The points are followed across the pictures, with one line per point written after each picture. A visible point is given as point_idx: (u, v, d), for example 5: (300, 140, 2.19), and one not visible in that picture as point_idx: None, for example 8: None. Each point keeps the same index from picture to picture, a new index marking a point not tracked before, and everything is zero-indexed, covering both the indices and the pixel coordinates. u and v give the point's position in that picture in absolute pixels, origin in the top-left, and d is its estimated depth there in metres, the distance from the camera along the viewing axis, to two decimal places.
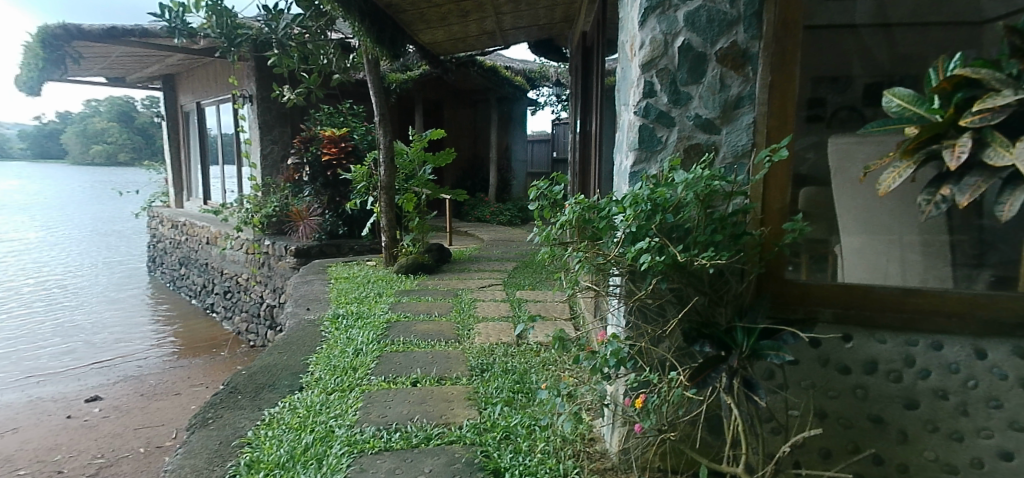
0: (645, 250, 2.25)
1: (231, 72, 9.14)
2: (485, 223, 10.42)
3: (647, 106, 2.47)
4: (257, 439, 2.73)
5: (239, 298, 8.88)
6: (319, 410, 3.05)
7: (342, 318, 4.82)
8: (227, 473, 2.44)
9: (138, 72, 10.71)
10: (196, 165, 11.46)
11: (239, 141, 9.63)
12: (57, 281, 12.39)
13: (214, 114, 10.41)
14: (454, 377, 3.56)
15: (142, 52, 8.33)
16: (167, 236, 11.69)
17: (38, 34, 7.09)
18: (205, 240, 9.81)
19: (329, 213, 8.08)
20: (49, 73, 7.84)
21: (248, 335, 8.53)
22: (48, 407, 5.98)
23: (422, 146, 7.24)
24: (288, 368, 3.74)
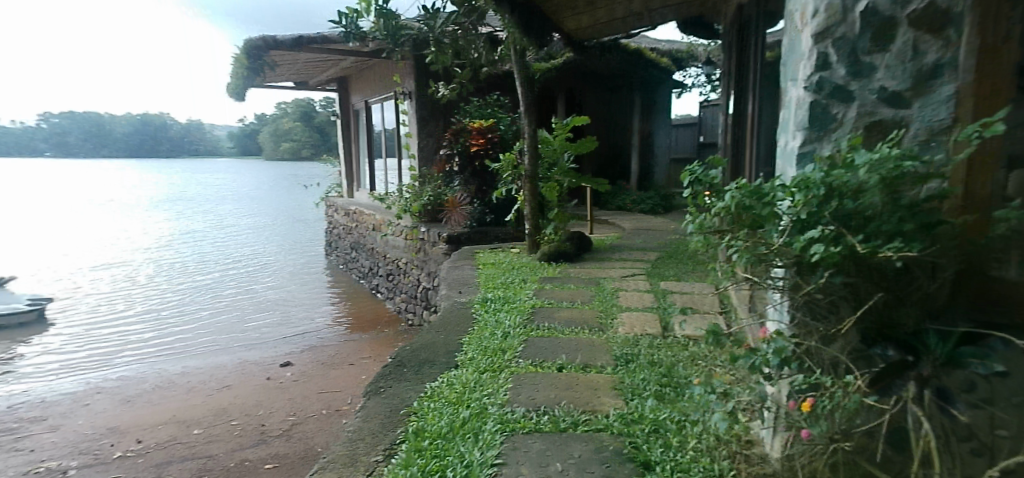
0: (817, 239, 2.04)
1: (393, 72, 9.91)
2: (626, 211, 10.21)
3: (820, 79, 2.23)
4: (421, 409, 2.97)
5: (398, 281, 9.66)
6: (473, 388, 3.23)
7: (491, 301, 5.04)
8: (399, 438, 2.68)
9: (317, 76, 12.07)
10: (363, 158, 12.66)
11: (400, 135, 10.44)
12: (255, 262, 14.47)
13: (379, 111, 11.39)
14: (599, 365, 3.56)
15: (322, 57, 9.34)
16: (340, 223, 13.10)
17: (244, 47, 8.20)
18: (372, 227, 10.82)
19: (476, 202, 8.43)
20: (251, 81, 9.03)
21: (406, 314, 9.26)
22: (252, 368, 7.04)
23: (564, 135, 7.30)
24: (444, 346, 4.01)
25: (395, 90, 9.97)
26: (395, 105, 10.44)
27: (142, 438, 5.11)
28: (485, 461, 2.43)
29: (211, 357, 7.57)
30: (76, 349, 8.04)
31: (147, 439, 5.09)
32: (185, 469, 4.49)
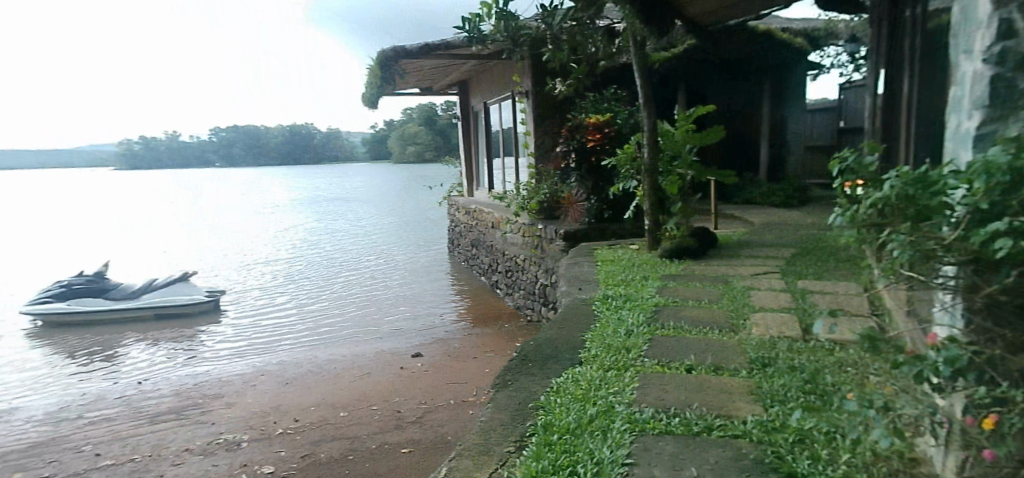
0: (1001, 233, 1.73)
1: (512, 72, 10.12)
2: (755, 205, 9.59)
3: (1007, 51, 1.81)
4: (548, 404, 3.01)
5: (517, 277, 9.83)
6: (598, 385, 3.20)
7: (612, 299, 4.96)
8: (528, 431, 2.74)
9: (440, 81, 12.65)
10: (483, 158, 13.07)
11: (517, 134, 10.63)
12: (386, 260, 15.49)
13: (498, 111, 11.70)
14: (732, 368, 3.37)
15: (445, 62, 9.78)
16: (462, 221, 13.63)
17: (378, 57, 8.83)
18: (491, 225, 11.14)
19: (593, 198, 8.29)
20: (383, 89, 9.70)
21: (525, 310, 9.40)
22: (386, 358, 7.56)
23: (686, 126, 6.97)
24: (567, 343, 4.01)
25: (513, 90, 10.17)
26: (513, 105, 10.66)
27: (297, 417, 5.68)
28: (616, 459, 2.40)
29: (351, 347, 8.23)
30: (242, 335, 9.14)
31: (302, 418, 5.65)
32: (334, 448, 4.92)
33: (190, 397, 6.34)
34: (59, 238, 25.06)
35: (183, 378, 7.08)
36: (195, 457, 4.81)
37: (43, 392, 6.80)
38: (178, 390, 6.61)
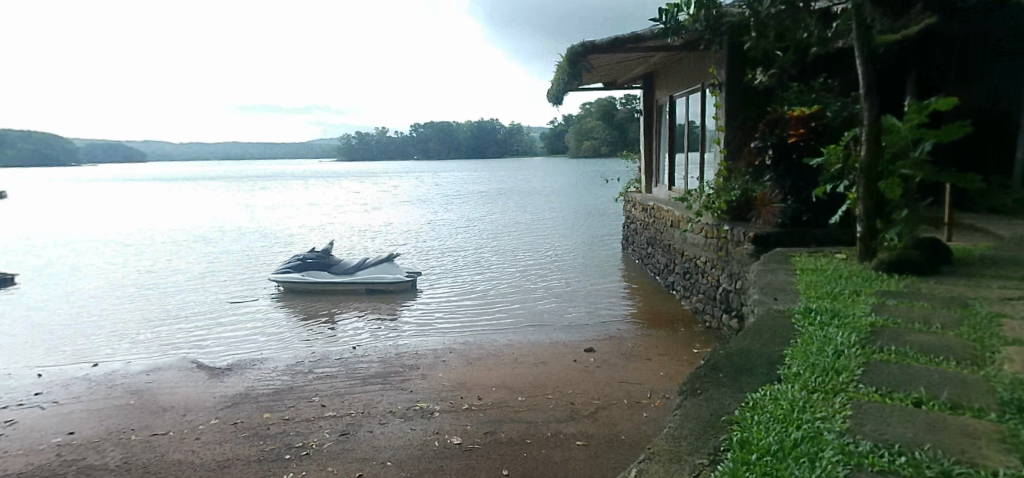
0: None
1: (705, 63, 9.60)
2: (1006, 216, 7.90)
3: None
4: (744, 420, 2.81)
5: (697, 280, 9.34)
6: (802, 408, 2.91)
7: (816, 313, 4.45)
8: (723, 446, 2.59)
9: (626, 75, 12.48)
10: (666, 153, 12.62)
11: (707, 129, 10.08)
12: (560, 253, 15.83)
13: (685, 105, 11.22)
14: (976, 409, 2.83)
15: (634, 56, 9.63)
16: (639, 218, 13.34)
17: (568, 54, 9.01)
18: (670, 223, 10.74)
19: (791, 199, 7.52)
20: (570, 85, 9.89)
21: (703, 315, 8.90)
22: (561, 350, 7.74)
23: (917, 119, 5.97)
24: (764, 357, 3.71)
25: (706, 83, 9.67)
26: (704, 98, 10.12)
27: (480, 395, 6.09)
28: None
29: (528, 335, 8.58)
30: (432, 315, 10.04)
31: (484, 397, 6.04)
32: (512, 429, 5.18)
33: (392, 366, 7.16)
34: (292, 219, 29.89)
35: (386, 348, 8.01)
36: (397, 419, 5.42)
37: (284, 347, 8.20)
38: (382, 358, 7.50)
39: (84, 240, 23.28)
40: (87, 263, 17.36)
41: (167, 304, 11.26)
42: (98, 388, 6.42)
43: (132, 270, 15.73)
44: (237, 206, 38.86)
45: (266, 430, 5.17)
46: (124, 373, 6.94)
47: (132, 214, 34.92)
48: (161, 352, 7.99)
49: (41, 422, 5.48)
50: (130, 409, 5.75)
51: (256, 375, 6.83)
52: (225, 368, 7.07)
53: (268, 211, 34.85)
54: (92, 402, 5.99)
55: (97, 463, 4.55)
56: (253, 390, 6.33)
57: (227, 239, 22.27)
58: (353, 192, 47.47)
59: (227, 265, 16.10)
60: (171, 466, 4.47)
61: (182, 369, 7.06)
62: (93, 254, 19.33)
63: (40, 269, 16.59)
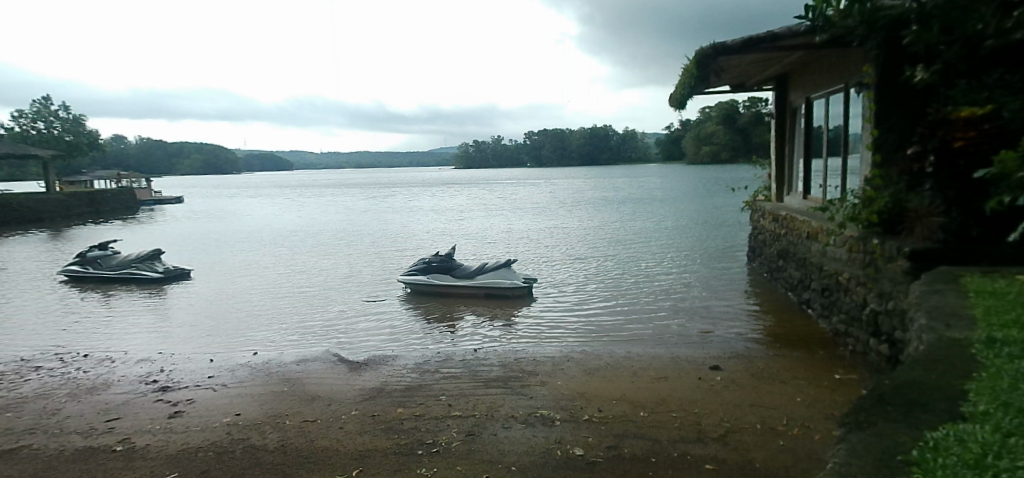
0: None
1: (851, 61, 8.80)
2: None
3: None
4: (927, 463, 2.49)
5: (838, 298, 8.54)
6: (997, 452, 2.48)
7: (1002, 345, 3.83)
8: None
9: (755, 78, 11.81)
10: (801, 159, 11.75)
11: (851, 133, 9.23)
12: (680, 265, 15.23)
13: (825, 107, 10.37)
14: None
15: (768, 55, 9.09)
16: (768, 229, 12.48)
17: (697, 56, 8.69)
18: (806, 235, 9.94)
19: (956, 212, 6.64)
20: (696, 90, 9.54)
21: (845, 338, 8.10)
22: (684, 365, 7.43)
23: None
24: (941, 391, 3.28)
25: (853, 84, 8.89)
26: (848, 99, 9.29)
27: (602, 408, 5.98)
28: None
29: (649, 347, 8.33)
30: (551, 322, 10.10)
31: (606, 409, 5.93)
32: (637, 445, 5.03)
33: (513, 370, 7.28)
34: (415, 224, 31.56)
35: (507, 352, 8.17)
36: (520, 424, 5.48)
37: (413, 346, 8.65)
38: (503, 362, 7.65)
39: (242, 241, 26.24)
40: (245, 262, 19.53)
41: (310, 301, 12.35)
42: (257, 374, 7.17)
43: (281, 269, 17.44)
44: (367, 212, 41.81)
45: (399, 424, 5.45)
46: (279, 362, 7.69)
47: (281, 218, 38.70)
48: (307, 345, 8.74)
49: (214, 401, 6.20)
50: (284, 395, 6.35)
51: (390, 371, 7.26)
52: (362, 363, 7.58)
53: (394, 217, 37.19)
54: (253, 387, 6.68)
55: (259, 444, 5.05)
56: (387, 385, 6.73)
57: (359, 243, 24.01)
58: (472, 199, 49.12)
59: (361, 266, 17.35)
60: (320, 452, 4.85)
61: (326, 361, 7.68)
62: (250, 253, 21.71)
63: (208, 265, 18.92)
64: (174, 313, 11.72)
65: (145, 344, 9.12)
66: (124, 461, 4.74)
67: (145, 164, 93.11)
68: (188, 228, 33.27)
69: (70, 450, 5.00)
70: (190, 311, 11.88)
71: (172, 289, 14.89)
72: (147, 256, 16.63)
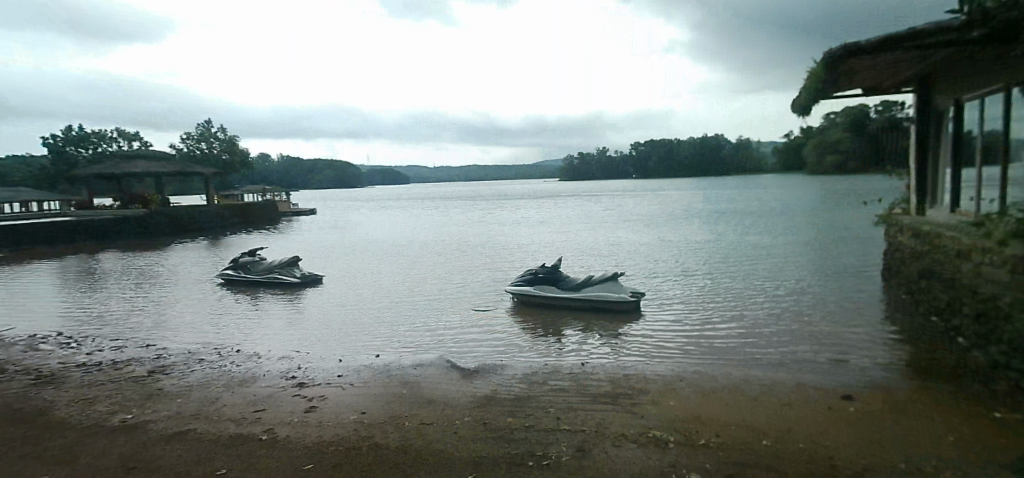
0: None
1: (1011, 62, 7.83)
2: None
3: None
4: None
5: (996, 327, 7.54)
6: None
7: None
8: None
9: (892, 81, 10.83)
10: (948, 169, 10.59)
11: (1010, 139, 8.19)
12: (803, 284, 14.17)
13: (978, 110, 9.31)
14: None
15: (909, 55, 8.32)
16: (907, 246, 11.32)
17: (824, 58, 8.10)
18: (954, 254, 8.91)
19: None
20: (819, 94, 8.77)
21: (1006, 372, 7.13)
22: (810, 393, 6.90)
23: None
24: None
25: (1014, 84, 7.88)
26: (1006, 101, 8.29)
27: (718, 432, 5.71)
28: None
29: (769, 371, 7.85)
30: (660, 338, 9.82)
31: (723, 435, 5.65)
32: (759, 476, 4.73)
33: (622, 386, 7.16)
34: (520, 236, 32.10)
35: (615, 367, 8.05)
36: (631, 443, 5.37)
37: (521, 356, 8.79)
38: (611, 377, 7.55)
39: (363, 250, 28.16)
40: (367, 269, 20.93)
41: (425, 309, 12.97)
42: (378, 375, 7.64)
43: (398, 277, 18.47)
44: (474, 223, 43.18)
45: (511, 434, 5.55)
46: (397, 365, 8.15)
47: (397, 229, 41.06)
48: (422, 350, 9.17)
49: (342, 399, 6.69)
50: (403, 398, 6.71)
51: (499, 380, 7.43)
52: (473, 371, 7.82)
53: (500, 228, 38.05)
54: (376, 387, 7.14)
55: (383, 443, 5.38)
56: (497, 393, 6.89)
57: (468, 253, 24.85)
58: (578, 211, 49.07)
59: (471, 276, 17.95)
60: (438, 455, 5.06)
61: (440, 367, 8.02)
62: (370, 262, 23.24)
63: (334, 272, 20.51)
64: (306, 316, 12.81)
65: (282, 343, 10.06)
66: (268, 450, 5.25)
67: (279, 178, 102.65)
68: (315, 237, 36.22)
69: (225, 435, 5.63)
70: (319, 315, 12.93)
71: (304, 293, 16.30)
72: (287, 262, 18.22)
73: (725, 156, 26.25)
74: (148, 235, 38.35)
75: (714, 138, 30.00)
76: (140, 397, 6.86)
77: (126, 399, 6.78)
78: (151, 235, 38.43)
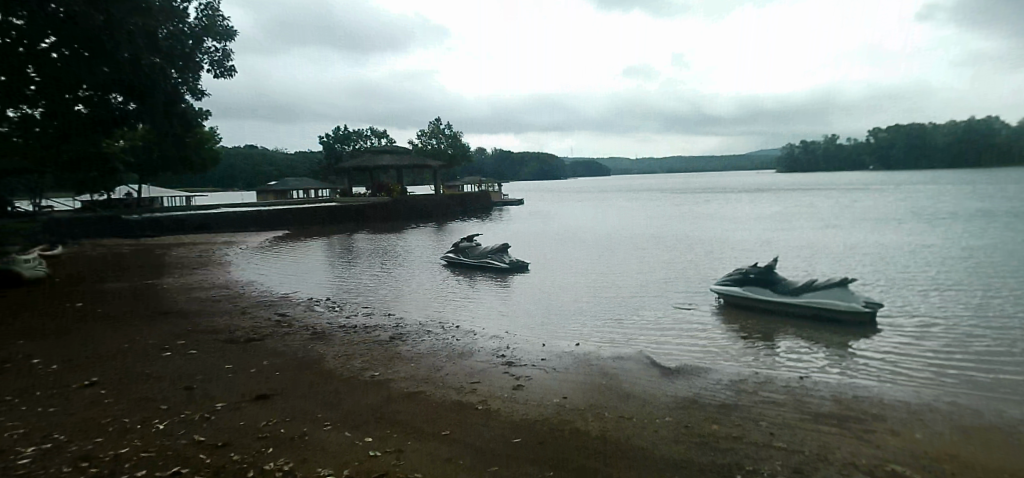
0: None
1: None
2: None
3: None
4: None
5: None
6: None
7: None
8: None
9: None
10: None
11: None
12: None
13: None
14: None
15: None
16: None
17: None
18: None
19: None
20: None
21: None
22: None
23: None
24: None
25: None
26: None
27: None
28: None
29: None
30: (900, 360, 8.43)
31: None
32: None
33: (850, 408, 6.32)
34: (730, 232, 30.15)
35: (841, 385, 7.13)
36: (862, 474, 4.72)
37: (729, 361, 8.28)
38: (836, 396, 6.71)
39: (568, 240, 29.11)
40: (571, 259, 21.63)
41: (627, 303, 12.95)
42: (579, 363, 7.86)
43: (601, 269, 18.70)
44: (680, 217, 41.72)
45: (715, 441, 5.28)
46: (597, 356, 8.29)
47: (600, 221, 41.47)
48: (623, 344, 9.19)
49: (546, 382, 7.01)
50: (604, 388, 6.80)
51: (702, 383, 7.10)
52: (676, 370, 7.60)
53: (708, 223, 36.17)
54: (578, 375, 7.36)
55: (585, 429, 5.53)
56: (701, 397, 6.60)
57: (673, 248, 24.14)
58: (801, 207, 44.09)
59: (676, 272, 17.37)
60: (638, 450, 5.04)
61: (640, 362, 7.96)
62: (574, 252, 23.89)
63: (541, 260, 21.54)
64: (514, 300, 13.73)
65: (495, 323, 10.93)
66: (482, 419, 5.78)
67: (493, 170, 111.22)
68: (523, 227, 38.47)
69: (448, 401, 6.33)
70: (527, 300, 13.74)
71: (513, 278, 17.49)
72: (498, 249, 19.84)
73: (1004, 143, 21.22)
74: (387, 219, 44.58)
75: (984, 118, 24.49)
76: (383, 358, 8.04)
77: (372, 359, 8.00)
78: (389, 219, 44.56)
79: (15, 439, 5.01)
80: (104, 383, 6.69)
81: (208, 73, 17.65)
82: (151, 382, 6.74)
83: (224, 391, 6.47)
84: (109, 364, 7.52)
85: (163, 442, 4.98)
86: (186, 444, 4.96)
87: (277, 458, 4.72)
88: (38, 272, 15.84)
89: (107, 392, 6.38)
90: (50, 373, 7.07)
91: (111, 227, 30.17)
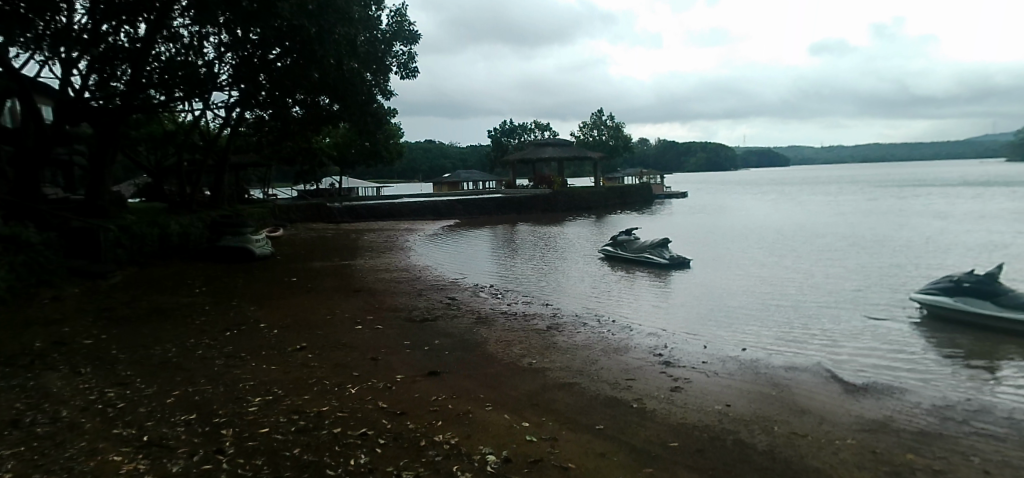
0: None
1: None
2: None
3: None
4: None
5: None
6: None
7: None
8: None
9: None
10: None
11: None
12: None
13: None
14: None
15: None
16: None
17: None
18: None
19: None
20: None
21: None
22: None
23: None
24: None
25: None
26: None
27: None
28: None
29: None
30: None
31: None
32: None
33: None
34: (944, 233, 25.73)
35: None
36: None
37: (933, 385, 7.14)
38: None
39: (740, 237, 27.27)
40: (744, 258, 20.25)
41: (806, 309, 11.76)
42: (745, 370, 7.37)
43: (778, 270, 17.25)
44: (878, 215, 36.60)
45: (908, 473, 4.62)
46: (766, 364, 7.71)
47: (778, 217, 38.00)
48: (799, 354, 8.42)
49: (708, 387, 6.68)
50: (774, 400, 6.29)
51: (896, 405, 6.23)
52: (862, 388, 6.78)
53: (915, 222, 31.20)
54: (743, 382, 6.90)
55: (749, 441, 5.18)
56: (892, 420, 5.81)
57: (867, 250, 21.33)
58: None
59: (868, 278, 15.34)
60: (812, 472, 4.60)
61: (817, 375, 7.23)
62: (744, 250, 22.30)
63: (707, 258, 20.41)
64: (677, 298, 13.25)
65: (656, 321, 10.63)
66: (639, 417, 5.72)
67: (659, 162, 107.88)
68: (690, 221, 36.81)
69: (603, 395, 6.35)
70: (691, 298, 13.16)
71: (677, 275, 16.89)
72: (658, 243, 19.37)
73: None
74: (551, 209, 45.61)
75: None
76: (541, 347, 8.32)
77: (531, 347, 8.30)
78: (550, 210, 45.54)
79: (248, 389, 6.11)
80: (310, 348, 7.84)
81: (396, 74, 19.58)
82: (346, 351, 7.74)
83: (403, 364, 7.20)
84: (314, 332, 8.79)
85: (353, 405, 5.71)
86: (372, 408, 5.63)
87: (445, 431, 5.15)
88: (265, 250, 18.93)
89: (312, 356, 7.47)
90: (271, 336, 8.48)
91: (317, 213, 34.94)
